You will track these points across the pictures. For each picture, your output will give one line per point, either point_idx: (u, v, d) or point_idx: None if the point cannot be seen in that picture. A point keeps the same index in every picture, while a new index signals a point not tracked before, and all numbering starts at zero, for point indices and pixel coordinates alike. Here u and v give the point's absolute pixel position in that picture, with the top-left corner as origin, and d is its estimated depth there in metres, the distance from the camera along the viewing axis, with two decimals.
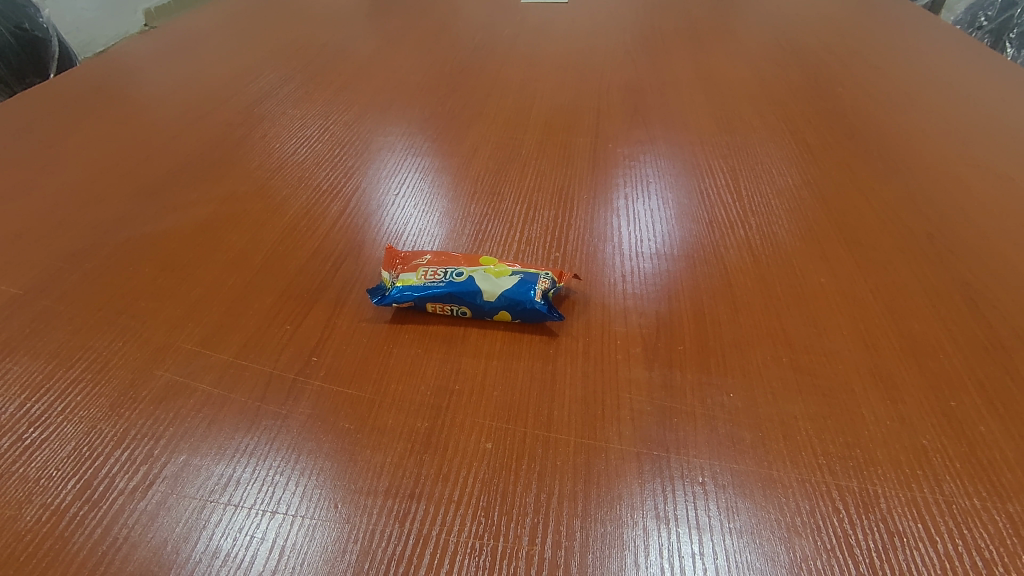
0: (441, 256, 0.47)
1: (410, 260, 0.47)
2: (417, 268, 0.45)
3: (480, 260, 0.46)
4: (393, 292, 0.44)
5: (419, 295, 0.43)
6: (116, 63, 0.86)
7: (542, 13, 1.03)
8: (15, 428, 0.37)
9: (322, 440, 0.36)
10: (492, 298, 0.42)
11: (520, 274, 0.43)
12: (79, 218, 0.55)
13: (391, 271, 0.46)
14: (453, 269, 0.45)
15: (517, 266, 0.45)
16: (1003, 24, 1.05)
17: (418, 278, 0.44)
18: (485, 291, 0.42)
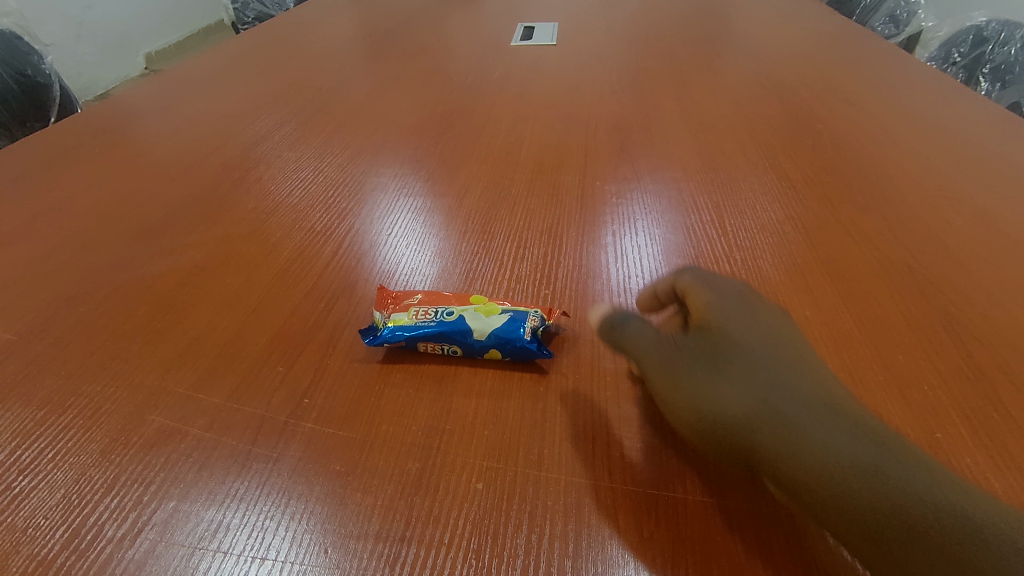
0: (432, 295, 0.48)
1: (402, 300, 0.47)
2: (408, 308, 0.46)
3: (471, 299, 0.46)
4: (384, 333, 0.44)
5: (410, 334, 0.44)
6: (116, 108, 0.88)
7: (531, 54, 1.07)
8: (5, 477, 0.37)
9: (313, 484, 0.36)
10: (482, 337, 0.43)
11: (509, 313, 0.44)
12: (76, 262, 0.55)
13: (383, 311, 0.47)
14: (443, 308, 0.45)
15: (507, 305, 0.46)
16: (976, 60, 1.10)
17: (410, 317, 0.45)
18: (476, 329, 0.43)
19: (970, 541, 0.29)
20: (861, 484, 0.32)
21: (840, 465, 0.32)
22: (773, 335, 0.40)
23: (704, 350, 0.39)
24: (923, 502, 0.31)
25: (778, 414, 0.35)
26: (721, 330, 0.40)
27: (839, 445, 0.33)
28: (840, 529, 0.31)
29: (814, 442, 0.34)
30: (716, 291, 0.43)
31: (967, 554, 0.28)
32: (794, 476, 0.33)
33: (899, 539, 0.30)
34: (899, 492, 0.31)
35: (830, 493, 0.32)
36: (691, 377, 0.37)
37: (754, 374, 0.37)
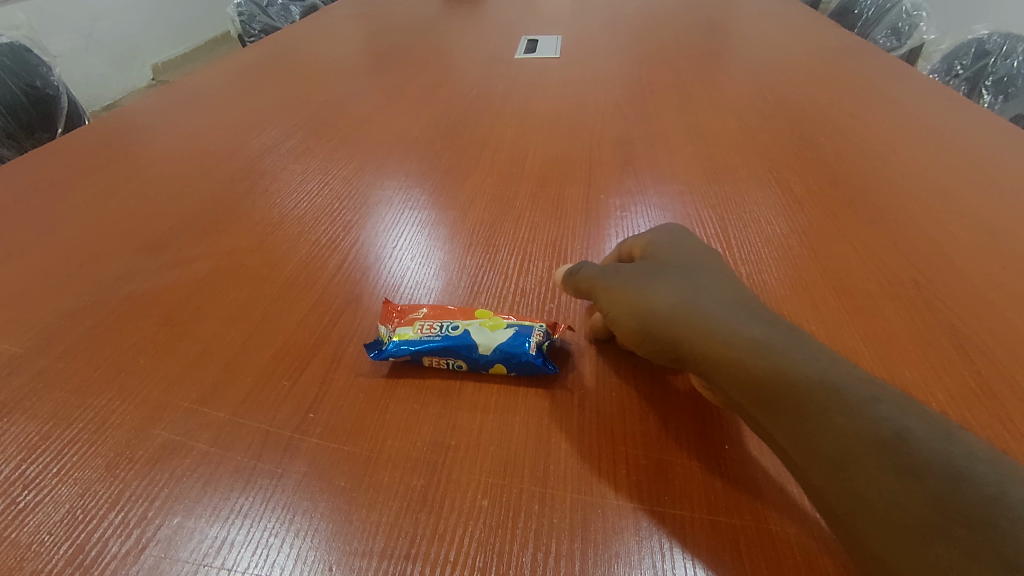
0: (437, 309, 0.48)
1: (407, 313, 0.47)
2: (413, 322, 0.46)
3: (476, 313, 0.46)
4: (389, 347, 0.44)
5: (415, 349, 0.43)
6: (123, 120, 0.89)
7: (535, 67, 1.07)
8: (9, 492, 0.37)
9: (317, 500, 0.36)
10: (487, 352, 0.43)
11: (514, 327, 0.44)
12: (82, 275, 0.56)
13: (388, 325, 0.47)
14: (449, 323, 0.45)
15: (512, 319, 0.46)
16: (979, 72, 1.10)
17: (415, 332, 0.45)
18: (481, 343, 0.43)
19: (841, 395, 0.34)
20: (759, 356, 0.38)
21: (746, 342, 0.39)
22: (706, 265, 0.48)
23: (643, 270, 0.47)
24: (808, 369, 0.36)
25: (700, 309, 0.42)
26: (661, 261, 0.48)
27: (745, 329, 0.40)
28: (743, 394, 0.38)
29: (727, 328, 0.40)
30: (662, 236, 0.51)
31: (837, 403, 0.34)
32: (709, 353, 0.39)
33: (787, 395, 0.36)
34: (790, 362, 0.37)
35: (735, 364, 0.38)
36: (631, 286, 0.45)
37: (684, 286, 0.44)
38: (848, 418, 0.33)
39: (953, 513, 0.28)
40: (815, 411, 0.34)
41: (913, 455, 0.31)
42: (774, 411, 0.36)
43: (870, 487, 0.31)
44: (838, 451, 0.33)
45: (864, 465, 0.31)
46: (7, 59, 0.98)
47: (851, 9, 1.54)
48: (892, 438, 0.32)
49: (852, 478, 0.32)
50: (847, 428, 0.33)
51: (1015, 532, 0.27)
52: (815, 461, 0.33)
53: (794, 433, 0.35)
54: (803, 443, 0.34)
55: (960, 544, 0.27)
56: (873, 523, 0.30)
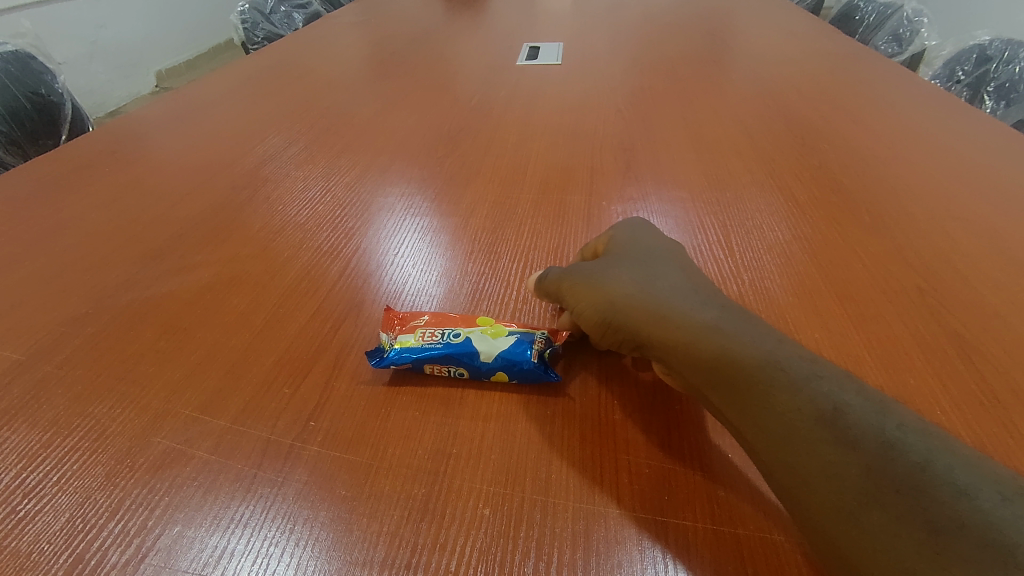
0: (438, 316, 0.48)
1: (409, 321, 0.47)
2: (415, 329, 0.46)
3: (477, 320, 0.46)
4: (391, 355, 0.44)
5: (417, 356, 0.43)
6: (127, 128, 0.89)
7: (537, 74, 1.08)
8: (9, 500, 0.37)
9: (318, 509, 0.36)
10: (489, 359, 0.43)
11: (516, 335, 0.44)
12: (85, 282, 0.56)
13: (389, 333, 0.47)
14: (450, 330, 0.45)
15: (513, 327, 0.46)
16: (981, 78, 1.10)
17: (416, 339, 0.45)
18: (483, 351, 0.43)
19: (784, 374, 0.34)
20: (708, 337, 0.38)
21: (696, 325, 0.39)
22: (664, 254, 0.48)
23: (602, 262, 0.47)
24: (756, 349, 0.36)
25: (654, 294, 0.42)
26: (619, 252, 0.48)
27: (697, 313, 0.40)
28: (695, 376, 0.38)
29: (678, 311, 0.40)
30: (622, 231, 0.52)
31: (780, 381, 0.34)
32: (662, 337, 0.39)
33: (734, 374, 0.36)
34: (738, 343, 0.37)
35: (685, 346, 0.38)
36: (588, 277, 0.45)
37: (639, 272, 0.44)
38: (791, 395, 0.33)
39: (888, 482, 0.28)
40: (761, 390, 0.34)
41: (850, 428, 0.31)
42: (725, 392, 0.36)
43: (812, 462, 0.31)
44: (782, 427, 0.33)
45: (806, 439, 0.32)
46: (11, 67, 0.99)
47: (852, 16, 1.54)
48: (831, 413, 0.32)
49: (797, 453, 0.32)
50: (789, 405, 0.33)
51: (944, 498, 0.27)
52: (762, 438, 0.33)
53: (743, 412, 0.35)
54: (754, 422, 0.34)
55: (892, 509, 0.28)
56: (816, 495, 0.30)
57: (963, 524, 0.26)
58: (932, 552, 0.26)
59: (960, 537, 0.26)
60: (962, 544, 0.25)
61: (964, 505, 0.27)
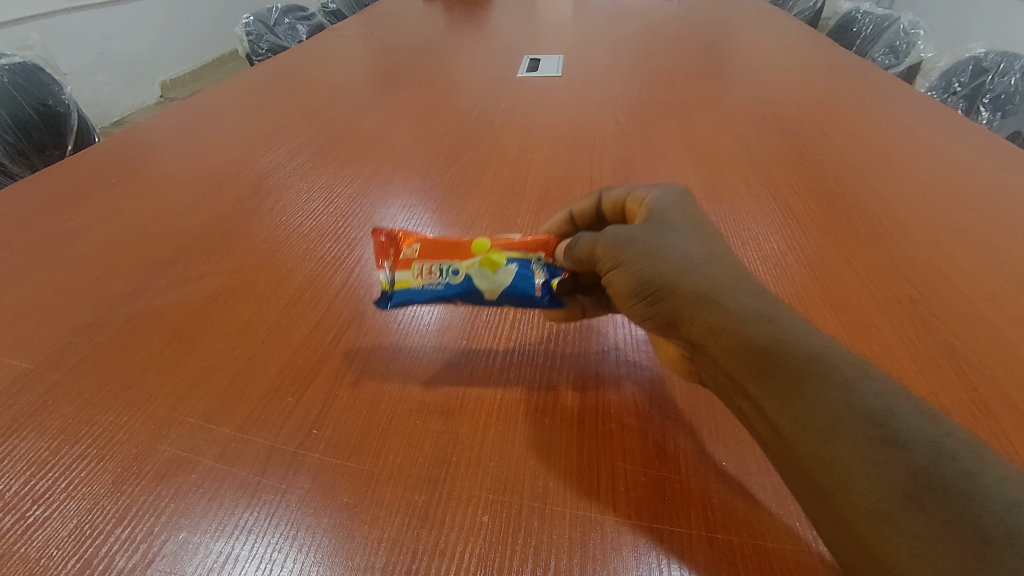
0: (427, 242, 0.48)
1: (403, 252, 0.47)
2: (411, 265, 0.46)
3: (471, 246, 0.46)
4: (396, 298, 0.46)
5: (423, 299, 0.46)
6: (133, 139, 0.91)
7: (538, 86, 1.09)
8: (19, 506, 0.38)
9: (320, 516, 0.36)
10: (493, 297, 0.45)
11: (516, 266, 0.45)
12: (92, 292, 0.57)
13: (385, 269, 0.47)
14: (448, 266, 0.46)
15: (510, 252, 0.46)
16: (976, 89, 1.11)
17: (416, 279, 0.46)
18: (486, 291, 0.45)
19: (833, 369, 0.33)
20: (758, 328, 0.36)
21: (747, 313, 0.37)
22: (710, 231, 0.46)
23: (651, 227, 0.44)
24: (807, 343, 0.35)
25: (712, 276, 0.40)
26: (672, 217, 0.46)
27: (754, 301, 0.39)
28: (733, 366, 0.36)
29: (733, 296, 0.39)
30: (672, 190, 0.49)
31: (831, 378, 0.33)
32: (705, 321, 0.38)
33: (782, 366, 0.34)
34: (788, 335, 0.36)
35: (732, 334, 0.37)
36: (641, 241, 0.42)
37: (695, 249, 0.42)
38: (843, 393, 0.32)
39: (938, 488, 0.28)
40: (812, 386, 0.33)
41: (900, 430, 0.30)
42: (766, 383, 0.35)
43: (857, 462, 0.30)
44: (828, 424, 0.32)
45: (852, 438, 0.31)
46: (18, 79, 1.01)
47: (850, 28, 1.56)
48: (881, 412, 0.31)
49: (839, 450, 0.31)
50: (840, 402, 0.32)
51: (993, 506, 0.27)
52: (801, 434, 0.32)
53: (785, 404, 0.33)
54: (792, 416, 0.33)
55: (940, 514, 0.27)
56: (852, 497, 0.29)
57: (1010, 535, 0.26)
58: (975, 561, 0.26)
59: (1007, 547, 0.26)
60: (1008, 555, 0.25)
61: (1012, 517, 0.26)
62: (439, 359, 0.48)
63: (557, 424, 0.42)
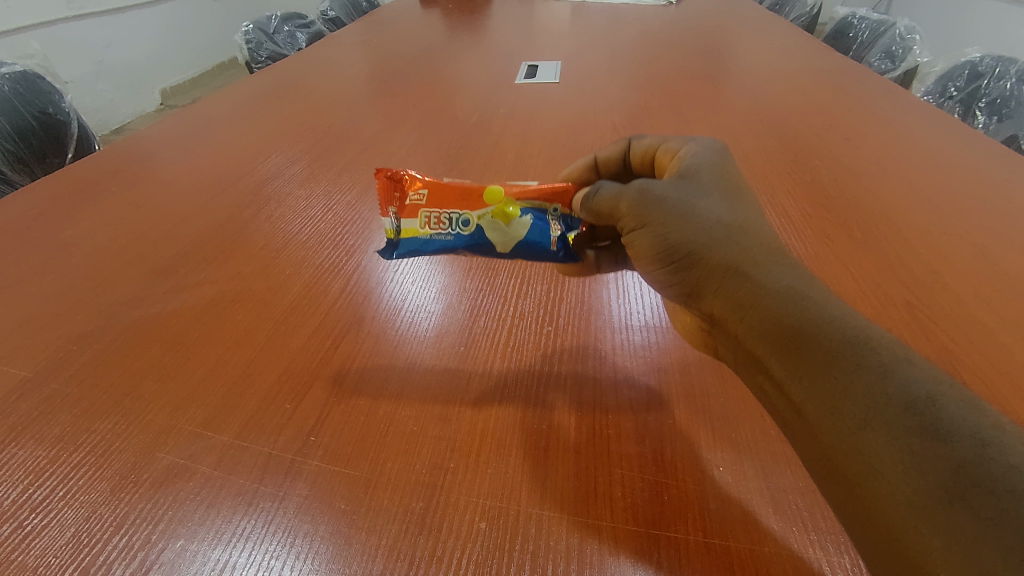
0: (437, 185, 0.49)
1: (408, 200, 0.50)
2: (418, 213, 0.49)
3: (483, 195, 0.48)
4: (403, 248, 0.49)
5: (431, 250, 0.49)
6: (132, 147, 0.91)
7: (535, 93, 1.10)
8: (17, 515, 0.38)
9: (318, 523, 0.36)
10: (505, 250, 0.49)
11: (529, 221, 0.48)
12: (91, 300, 0.57)
13: (391, 217, 0.50)
14: (457, 216, 0.48)
15: (522, 203, 0.48)
16: (972, 93, 1.12)
17: (423, 229, 0.49)
18: (498, 245, 0.48)
19: (871, 353, 0.33)
20: (788, 306, 0.37)
21: (779, 288, 0.38)
22: (743, 196, 0.46)
23: (683, 185, 0.45)
24: (845, 323, 0.35)
25: (744, 242, 0.41)
26: (712, 179, 0.46)
27: (786, 275, 0.39)
28: (756, 337, 0.37)
29: (765, 270, 0.39)
30: (714, 152, 0.49)
31: (867, 361, 0.33)
32: (733, 291, 0.39)
33: (811, 345, 0.35)
34: (824, 313, 0.36)
35: (759, 308, 0.38)
36: (676, 204, 0.43)
37: (729, 214, 0.43)
38: (880, 377, 0.32)
39: (980, 482, 0.28)
40: (848, 370, 0.33)
41: (942, 422, 0.30)
42: (792, 349, 0.36)
43: (893, 453, 0.30)
44: (863, 412, 0.32)
45: (890, 425, 0.31)
46: (19, 88, 1.01)
47: (847, 33, 1.57)
48: (923, 402, 0.31)
49: (873, 440, 0.31)
50: (876, 387, 0.32)
51: None
52: (833, 421, 0.33)
53: (813, 386, 0.34)
54: (820, 401, 0.33)
55: (981, 510, 0.27)
56: (887, 490, 0.30)
57: None
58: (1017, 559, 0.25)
59: None
60: None
61: None
62: (437, 366, 0.48)
63: (555, 429, 0.42)
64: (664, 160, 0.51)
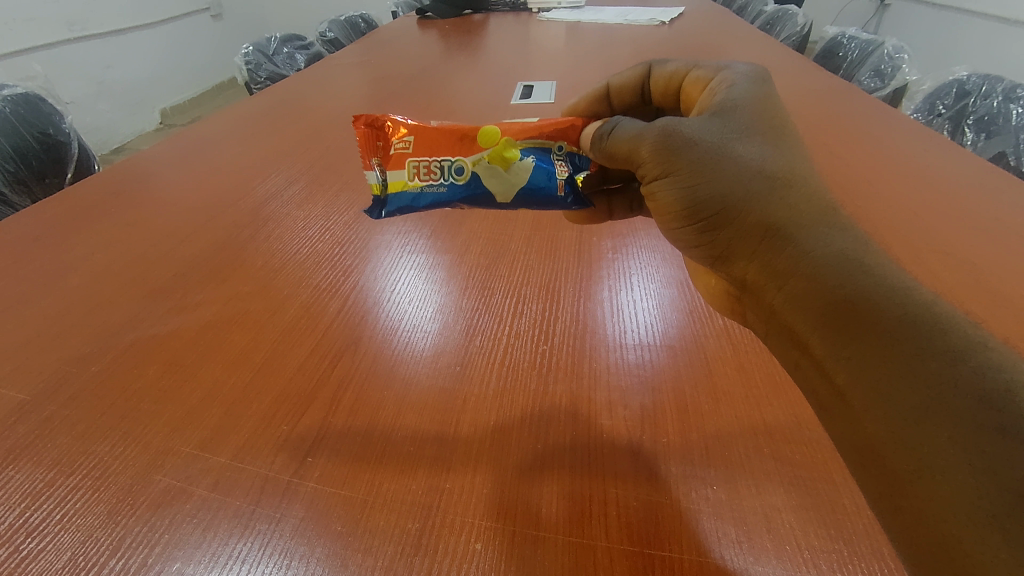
0: (420, 140, 0.59)
1: (390, 155, 0.59)
2: (404, 167, 0.59)
3: (479, 145, 0.58)
4: (393, 205, 0.60)
5: (427, 203, 0.60)
6: (132, 168, 0.92)
7: (531, 113, 1.11)
8: (13, 539, 0.38)
9: (314, 545, 0.37)
10: (507, 200, 0.60)
11: (529, 169, 0.58)
12: (89, 322, 0.57)
13: (377, 173, 0.60)
14: (449, 169, 0.59)
15: (514, 149, 0.58)
16: (960, 111, 1.14)
17: (411, 183, 0.59)
18: (500, 195, 0.59)
19: (938, 340, 0.33)
20: (839, 285, 0.38)
21: (828, 256, 0.39)
22: (782, 139, 0.48)
23: (714, 127, 0.48)
24: (910, 303, 0.35)
25: (781, 196, 0.43)
26: (750, 125, 0.48)
27: (834, 241, 0.40)
28: (797, 311, 0.39)
29: (811, 239, 0.41)
30: (754, 96, 0.51)
31: (934, 346, 0.33)
32: (771, 254, 0.42)
33: (863, 325, 0.35)
34: (883, 288, 0.36)
35: (801, 277, 0.40)
36: (707, 153, 0.46)
37: (763, 159, 0.46)
38: (945, 364, 0.32)
39: None
40: (910, 356, 0.33)
41: (1015, 419, 0.29)
42: (834, 320, 0.37)
43: (952, 446, 0.30)
44: (923, 402, 0.32)
45: (952, 418, 0.31)
46: (20, 109, 1.03)
47: (836, 52, 1.60)
48: (998, 395, 0.30)
49: (928, 433, 0.31)
50: (943, 374, 0.32)
51: None
52: (887, 409, 0.33)
53: (863, 367, 0.35)
54: (869, 384, 0.34)
55: None
56: (939, 485, 0.30)
57: None
58: None
59: None
60: None
61: None
62: (433, 385, 0.48)
63: (551, 449, 0.42)
64: (696, 88, 0.58)
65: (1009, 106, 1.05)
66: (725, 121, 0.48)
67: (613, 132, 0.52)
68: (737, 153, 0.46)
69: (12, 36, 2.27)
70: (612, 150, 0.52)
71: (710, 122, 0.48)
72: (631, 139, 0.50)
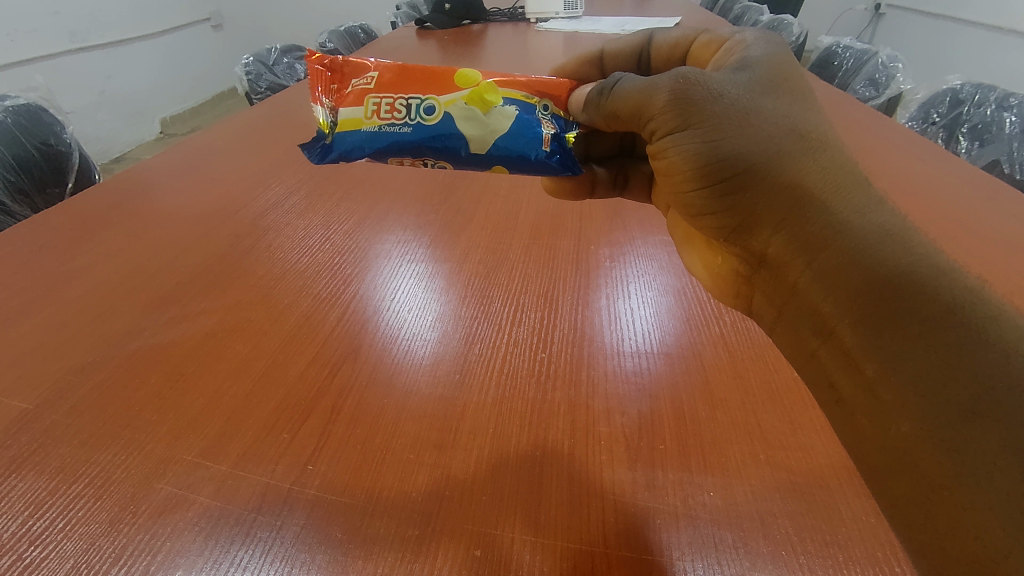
0: (382, 79, 0.63)
1: (342, 87, 0.64)
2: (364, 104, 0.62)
3: (458, 88, 0.61)
4: (355, 145, 0.63)
5: (388, 146, 0.62)
6: (133, 178, 0.93)
7: None
8: (16, 547, 0.38)
9: (315, 552, 0.37)
10: (480, 152, 0.61)
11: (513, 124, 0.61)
12: (90, 332, 0.58)
13: (327, 105, 0.64)
14: (416, 111, 0.61)
15: (492, 96, 0.61)
16: (954, 120, 1.15)
17: (372, 122, 0.62)
18: (474, 144, 0.61)
19: (983, 333, 0.32)
20: (870, 270, 0.37)
21: (863, 233, 0.39)
22: (803, 98, 0.48)
23: (738, 80, 0.48)
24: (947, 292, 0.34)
25: (799, 161, 0.43)
26: (772, 81, 0.48)
27: (857, 217, 0.40)
28: (825, 301, 0.39)
29: (836, 220, 0.40)
30: (778, 56, 0.51)
31: (980, 339, 0.32)
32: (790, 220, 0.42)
33: (896, 312, 0.35)
34: (922, 277, 0.35)
35: (829, 253, 0.40)
36: (725, 106, 0.46)
37: (783, 117, 0.46)
38: (994, 360, 0.31)
39: None
40: (951, 348, 0.32)
41: None
42: (865, 305, 0.37)
43: (993, 446, 0.29)
44: (969, 400, 0.31)
45: (994, 418, 0.30)
46: (21, 118, 1.04)
47: (832, 62, 1.61)
48: None
49: (963, 432, 0.31)
50: (990, 369, 0.31)
51: None
52: (921, 406, 0.32)
53: (896, 359, 0.34)
54: (905, 379, 0.34)
55: None
56: (973, 487, 0.30)
57: None
58: None
59: None
60: None
61: None
62: (433, 393, 0.49)
63: (548, 460, 0.43)
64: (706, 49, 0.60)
65: (1001, 114, 1.06)
66: (747, 76, 0.48)
67: (624, 87, 0.53)
68: (757, 107, 0.46)
69: (14, 47, 2.28)
70: (624, 104, 0.53)
71: (733, 76, 0.48)
72: (645, 90, 0.51)
